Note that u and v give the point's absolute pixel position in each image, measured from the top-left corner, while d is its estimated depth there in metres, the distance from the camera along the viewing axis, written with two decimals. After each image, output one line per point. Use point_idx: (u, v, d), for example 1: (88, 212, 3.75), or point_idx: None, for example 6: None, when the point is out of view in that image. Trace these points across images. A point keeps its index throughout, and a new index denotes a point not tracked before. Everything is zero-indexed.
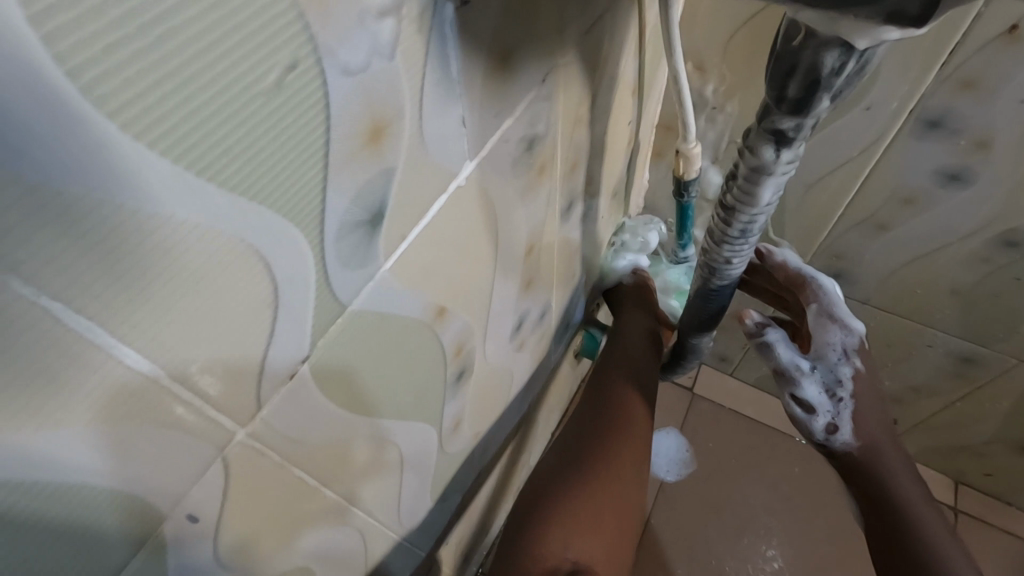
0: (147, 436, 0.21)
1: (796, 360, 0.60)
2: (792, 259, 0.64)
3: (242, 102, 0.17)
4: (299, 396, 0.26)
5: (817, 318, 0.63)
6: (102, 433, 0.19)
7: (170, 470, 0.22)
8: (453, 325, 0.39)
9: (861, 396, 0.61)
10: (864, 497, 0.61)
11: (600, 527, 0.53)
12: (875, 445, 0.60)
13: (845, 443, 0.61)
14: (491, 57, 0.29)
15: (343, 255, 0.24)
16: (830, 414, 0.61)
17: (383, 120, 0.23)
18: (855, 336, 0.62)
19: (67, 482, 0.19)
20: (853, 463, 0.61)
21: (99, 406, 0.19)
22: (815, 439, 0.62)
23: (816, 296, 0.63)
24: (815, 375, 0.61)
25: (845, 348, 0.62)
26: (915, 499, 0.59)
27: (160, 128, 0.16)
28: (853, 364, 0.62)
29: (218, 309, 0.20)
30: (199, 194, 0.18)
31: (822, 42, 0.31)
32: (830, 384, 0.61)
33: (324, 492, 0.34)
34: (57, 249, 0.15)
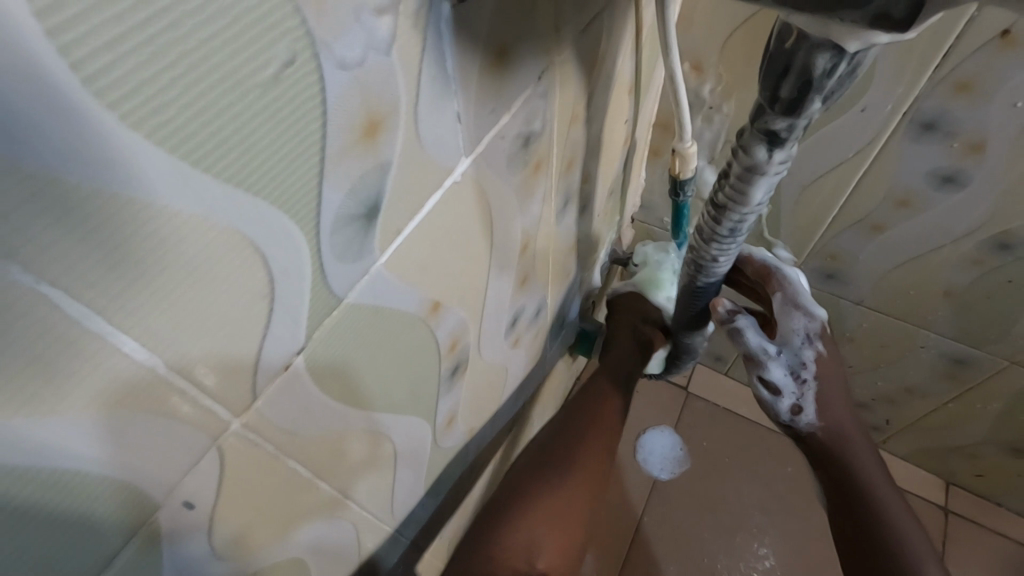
0: (145, 423, 0.21)
1: (764, 344, 0.59)
2: (758, 252, 0.63)
3: (240, 95, 0.18)
4: (295, 387, 0.27)
5: (782, 306, 0.61)
6: (93, 423, 0.19)
7: (166, 458, 0.23)
8: (449, 319, 0.39)
9: (824, 379, 0.61)
10: (829, 478, 0.61)
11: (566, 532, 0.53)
12: (839, 428, 0.61)
13: (809, 424, 0.61)
14: (487, 55, 0.29)
15: (338, 247, 0.25)
16: (795, 395, 0.61)
17: (379, 115, 0.23)
18: (817, 321, 0.61)
19: (58, 471, 0.19)
20: (817, 444, 0.61)
21: (99, 394, 0.19)
22: (780, 420, 0.62)
23: (781, 286, 0.61)
24: (780, 358, 0.60)
25: (808, 333, 0.61)
26: (879, 480, 0.59)
27: (158, 120, 0.16)
28: (815, 347, 0.61)
29: (214, 300, 0.21)
30: (196, 185, 0.18)
31: (815, 44, 0.31)
32: (795, 366, 0.60)
33: (319, 483, 0.34)
34: (47, 236, 0.15)
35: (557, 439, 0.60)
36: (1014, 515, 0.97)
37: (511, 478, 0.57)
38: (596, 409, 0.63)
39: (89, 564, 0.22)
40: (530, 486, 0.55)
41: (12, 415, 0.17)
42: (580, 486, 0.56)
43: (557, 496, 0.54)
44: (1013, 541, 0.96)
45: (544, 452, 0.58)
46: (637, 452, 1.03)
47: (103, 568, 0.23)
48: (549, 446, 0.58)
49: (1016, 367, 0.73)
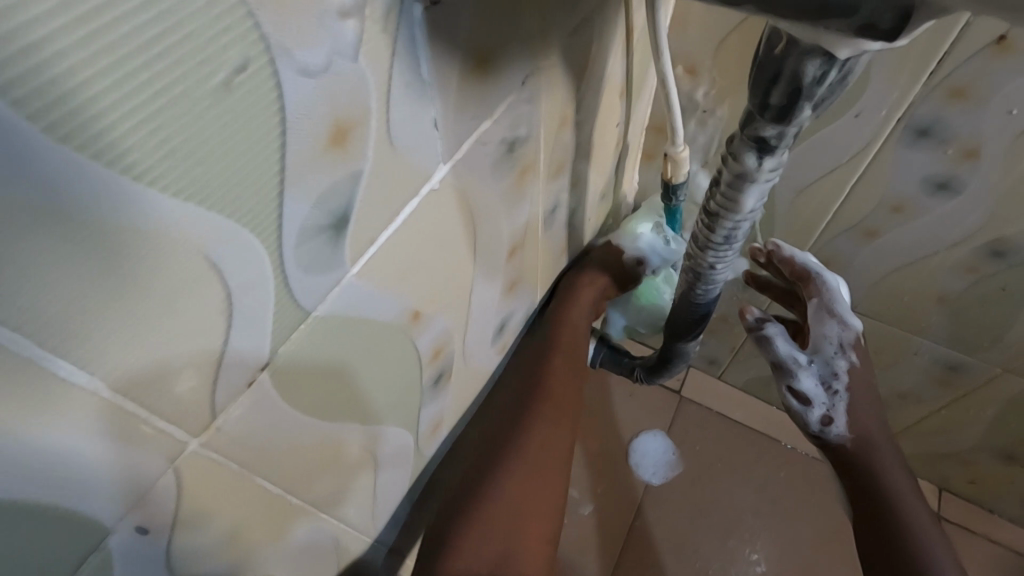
0: (87, 448, 0.20)
1: (794, 354, 0.59)
2: (800, 255, 0.62)
3: (188, 105, 0.16)
4: (261, 403, 0.26)
5: (817, 313, 0.62)
6: (95, 435, 0.20)
7: (124, 482, 0.22)
8: (430, 328, 0.38)
9: (855, 389, 0.61)
10: (855, 486, 0.60)
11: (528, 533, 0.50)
12: (869, 437, 0.60)
13: (840, 435, 0.61)
14: (467, 60, 0.28)
15: (304, 259, 0.24)
16: (825, 405, 0.61)
17: (347, 122, 0.22)
18: (851, 331, 0.62)
19: (46, 487, 0.19)
20: (845, 454, 0.61)
21: (32, 423, 0.18)
22: (810, 430, 0.62)
23: (819, 292, 0.61)
24: (811, 367, 0.61)
25: (842, 343, 0.62)
26: (906, 489, 0.58)
27: (91, 133, 0.15)
28: (848, 358, 0.62)
29: (163, 316, 0.19)
30: (142, 199, 0.17)
31: (805, 50, 0.30)
32: (826, 376, 0.61)
33: (291, 498, 0.33)
34: (42, 248, 0.15)
35: (500, 432, 0.55)
36: (1006, 521, 0.97)
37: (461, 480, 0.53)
38: (544, 397, 0.57)
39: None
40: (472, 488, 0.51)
41: (27, 417, 0.18)
42: (529, 485, 0.51)
43: (513, 494, 0.51)
44: (1004, 548, 0.96)
45: (489, 449, 0.54)
46: (630, 456, 1.03)
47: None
48: (494, 442, 0.54)
49: (1010, 375, 0.72)
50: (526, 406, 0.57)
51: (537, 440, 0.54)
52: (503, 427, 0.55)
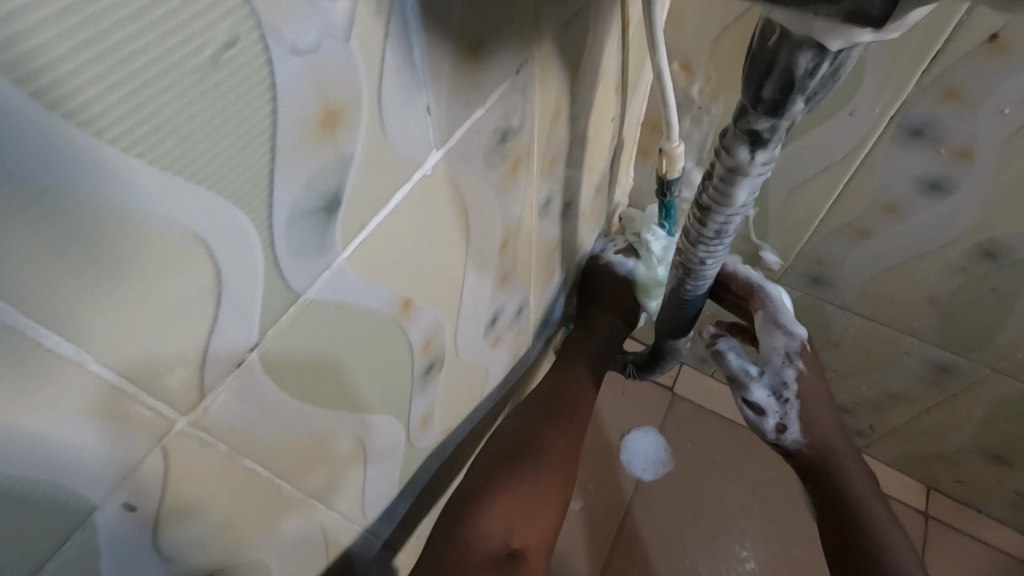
0: (70, 424, 0.20)
1: (745, 366, 0.63)
2: (743, 269, 0.66)
3: (176, 79, 0.17)
4: (249, 384, 0.26)
5: (764, 325, 0.64)
6: (89, 423, 0.20)
7: (106, 469, 0.22)
8: (421, 318, 0.38)
9: (807, 397, 0.61)
10: (818, 491, 0.60)
11: (537, 522, 0.54)
12: (825, 442, 0.60)
13: (795, 441, 0.61)
14: (459, 46, 0.28)
15: (294, 243, 0.24)
16: (778, 414, 0.62)
17: (339, 105, 0.22)
18: (797, 339, 0.62)
19: (38, 468, 0.19)
20: (805, 460, 0.61)
21: (15, 394, 0.18)
22: (767, 439, 0.63)
23: (762, 304, 0.64)
24: (762, 379, 0.62)
25: (788, 352, 0.62)
26: (866, 492, 0.58)
27: (78, 102, 0.15)
28: (796, 366, 0.62)
29: (154, 289, 0.19)
30: (125, 171, 0.17)
31: (797, 42, 0.31)
32: (776, 386, 0.62)
33: (281, 484, 0.33)
34: (41, 213, 0.16)
35: (522, 433, 0.59)
36: (993, 521, 0.97)
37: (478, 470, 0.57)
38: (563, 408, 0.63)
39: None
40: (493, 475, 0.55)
41: (25, 395, 0.18)
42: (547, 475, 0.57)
43: (528, 483, 0.55)
44: (992, 548, 0.96)
45: (509, 450, 0.58)
46: (622, 453, 1.03)
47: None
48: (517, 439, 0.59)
49: (998, 375, 0.73)
50: (547, 416, 0.62)
51: (556, 440, 0.60)
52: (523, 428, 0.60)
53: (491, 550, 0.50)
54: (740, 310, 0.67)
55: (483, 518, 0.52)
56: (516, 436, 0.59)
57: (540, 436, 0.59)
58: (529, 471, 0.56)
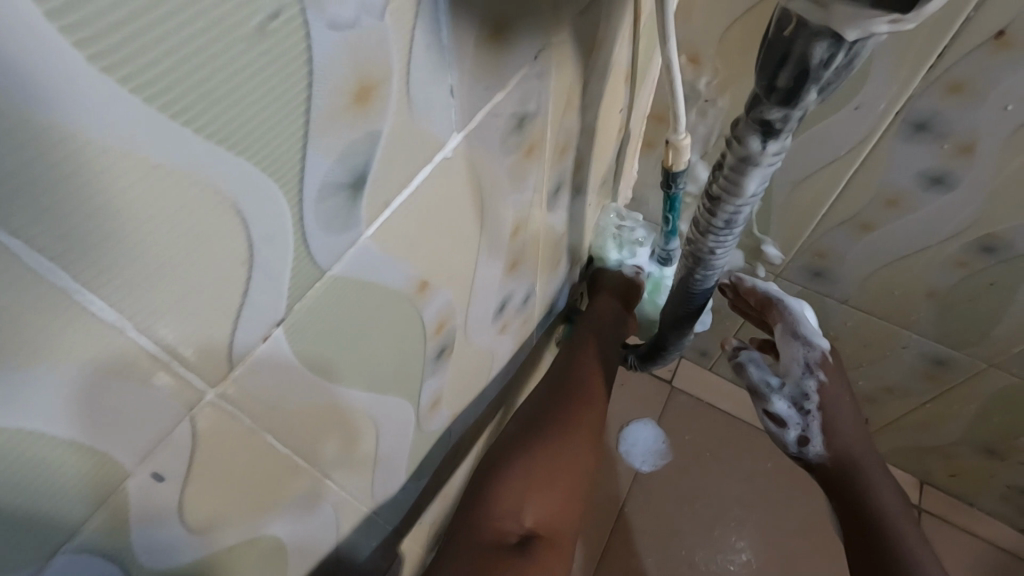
0: (114, 386, 0.20)
1: (765, 377, 0.64)
2: (760, 284, 0.66)
3: (221, 48, 0.17)
4: (273, 358, 0.26)
5: (782, 336, 0.65)
6: (133, 387, 0.21)
7: (108, 440, 0.21)
8: (436, 299, 0.38)
9: (830, 407, 0.62)
10: (842, 503, 0.61)
11: (561, 489, 0.55)
12: (848, 452, 0.62)
13: (818, 454, 0.63)
14: (485, 27, 0.28)
15: (323, 218, 0.24)
16: (800, 425, 0.63)
17: (370, 81, 0.22)
18: (817, 350, 0.63)
19: (15, 461, 0.19)
20: (828, 471, 0.63)
21: (81, 355, 0.19)
22: (789, 451, 0.65)
23: (782, 317, 0.65)
24: (782, 391, 0.64)
25: (808, 363, 0.63)
26: (893, 508, 0.59)
27: (135, 66, 0.15)
28: (817, 377, 0.63)
29: (192, 259, 0.20)
30: (174, 135, 0.17)
31: (814, 32, 0.31)
32: (797, 398, 0.63)
33: (296, 460, 0.33)
34: (91, 174, 0.16)
35: (544, 415, 0.60)
36: (983, 514, 0.99)
37: (493, 452, 0.57)
38: (578, 395, 0.63)
39: (28, 559, 0.21)
40: (504, 461, 0.56)
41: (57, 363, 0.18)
42: (564, 458, 0.57)
43: (541, 460, 0.56)
44: (980, 539, 0.98)
45: (529, 426, 0.59)
46: (620, 444, 1.04)
47: (55, 547, 0.22)
48: (534, 421, 0.60)
49: (993, 370, 0.74)
50: (563, 399, 0.62)
51: (578, 424, 0.60)
52: (543, 412, 0.61)
53: (502, 535, 0.51)
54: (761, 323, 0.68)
55: (498, 498, 0.53)
56: (538, 412, 0.61)
57: (557, 416, 0.60)
58: (545, 439, 0.58)
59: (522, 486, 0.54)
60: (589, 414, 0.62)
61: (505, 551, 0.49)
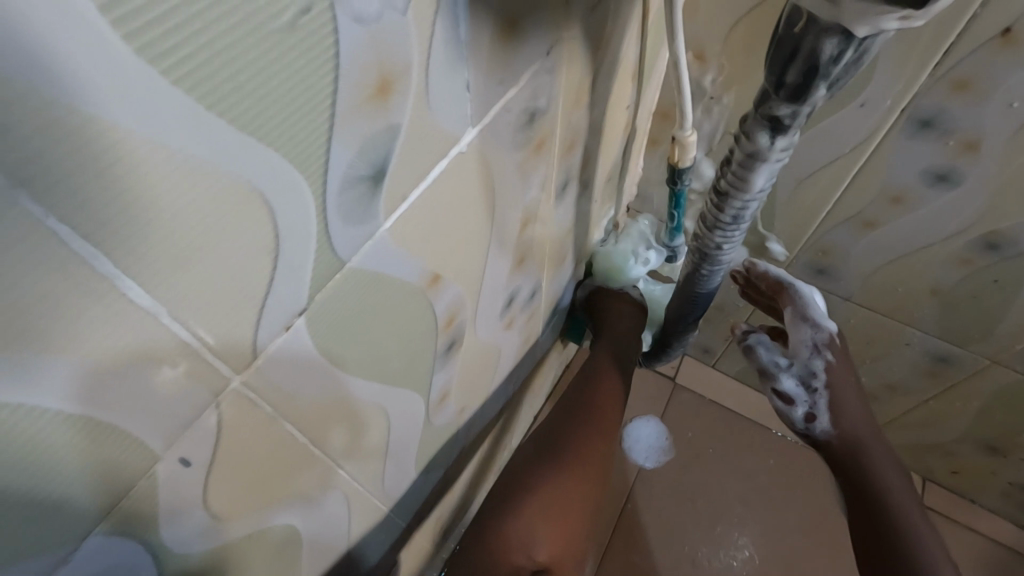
0: (130, 377, 0.20)
1: (774, 358, 0.66)
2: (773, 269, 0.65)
3: (256, 41, 0.17)
4: (294, 347, 0.26)
5: (791, 319, 0.65)
6: (160, 372, 0.21)
7: (135, 423, 0.21)
8: (447, 292, 0.39)
9: (837, 387, 0.63)
10: (849, 484, 0.62)
11: (564, 523, 0.55)
12: (856, 435, 0.62)
13: (825, 432, 0.63)
14: (499, 22, 0.28)
15: (344, 210, 0.24)
16: (807, 404, 0.64)
17: (391, 75, 0.23)
18: (825, 332, 0.63)
19: (52, 442, 0.19)
20: (835, 453, 0.63)
21: (115, 338, 0.19)
22: (797, 428, 0.65)
23: (791, 300, 0.64)
24: (790, 370, 0.65)
25: (816, 344, 0.63)
26: (900, 490, 0.60)
27: (173, 57, 0.16)
28: (825, 357, 0.63)
29: (222, 249, 0.20)
30: (208, 127, 0.18)
31: (824, 28, 0.31)
32: (805, 377, 0.64)
33: (312, 451, 0.34)
34: (133, 163, 0.16)
35: (555, 434, 0.61)
36: (985, 511, 1.00)
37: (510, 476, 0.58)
38: (592, 415, 0.63)
39: (58, 539, 0.21)
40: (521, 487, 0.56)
41: (71, 353, 0.18)
42: (576, 490, 0.57)
43: (553, 488, 0.56)
44: (981, 536, 0.99)
45: (545, 446, 0.60)
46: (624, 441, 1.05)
47: (87, 527, 0.22)
48: (550, 442, 0.60)
49: (997, 366, 0.75)
50: (572, 419, 0.63)
51: (592, 442, 0.61)
52: (558, 433, 0.61)
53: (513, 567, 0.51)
54: (770, 310, 0.68)
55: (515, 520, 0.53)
56: (552, 433, 0.62)
57: (571, 440, 0.60)
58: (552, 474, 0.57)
59: (533, 517, 0.54)
60: (597, 433, 0.62)
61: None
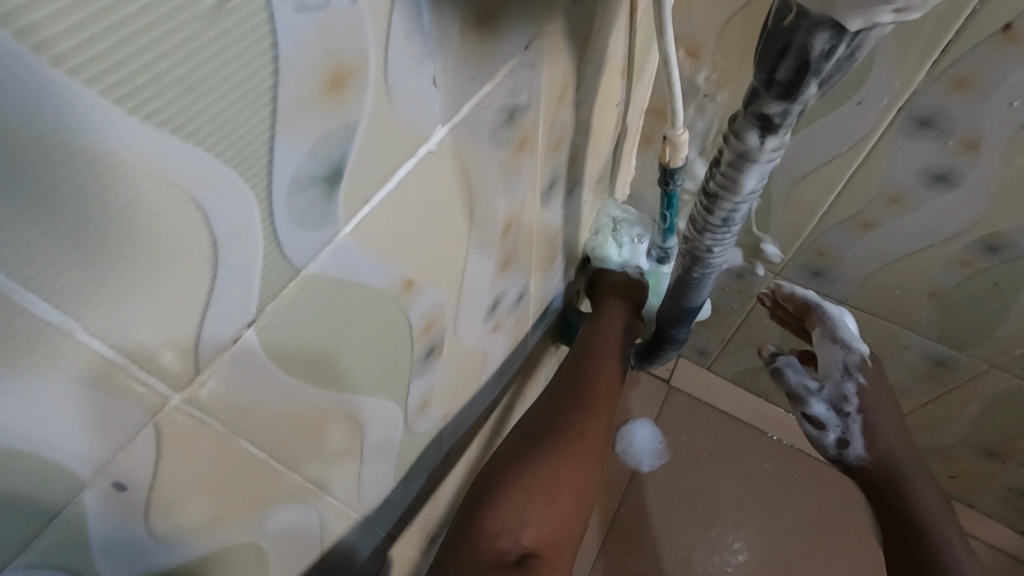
0: (95, 398, 0.20)
1: (803, 380, 0.65)
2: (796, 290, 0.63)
3: (174, 28, 0.16)
4: (245, 360, 0.25)
5: (820, 340, 0.64)
6: (90, 395, 0.20)
7: (57, 442, 0.20)
8: (423, 298, 0.37)
9: (870, 411, 0.62)
10: (883, 508, 0.60)
11: (563, 503, 0.54)
12: (891, 459, 0.61)
13: (859, 458, 0.62)
14: (470, 13, 0.27)
15: (296, 215, 0.23)
16: (839, 428, 0.63)
17: (345, 69, 0.21)
18: (857, 354, 0.62)
19: None
20: (870, 479, 0.62)
21: (34, 360, 0.18)
22: (829, 455, 0.64)
23: (819, 322, 0.64)
24: (821, 393, 0.64)
25: (847, 365, 0.62)
26: (936, 512, 0.58)
27: (70, 46, 0.14)
28: (857, 380, 0.62)
29: (149, 258, 0.19)
30: (121, 123, 0.16)
31: (815, 22, 0.30)
32: (836, 401, 0.63)
33: (275, 466, 0.32)
34: (27, 163, 0.15)
35: (546, 421, 0.60)
36: (983, 515, 0.98)
37: (501, 456, 0.56)
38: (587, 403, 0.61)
39: None
40: (508, 473, 0.54)
41: (67, 367, 0.19)
42: (568, 473, 0.55)
43: (540, 476, 0.54)
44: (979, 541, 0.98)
45: (529, 438, 0.58)
46: (618, 444, 1.03)
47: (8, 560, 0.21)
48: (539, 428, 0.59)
49: (997, 371, 0.73)
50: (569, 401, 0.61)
51: (582, 425, 0.59)
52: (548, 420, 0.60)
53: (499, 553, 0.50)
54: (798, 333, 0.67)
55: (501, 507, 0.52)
56: (544, 422, 0.59)
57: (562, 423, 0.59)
58: (537, 456, 0.55)
59: (522, 499, 0.52)
60: (599, 423, 0.61)
61: (504, 569, 0.49)
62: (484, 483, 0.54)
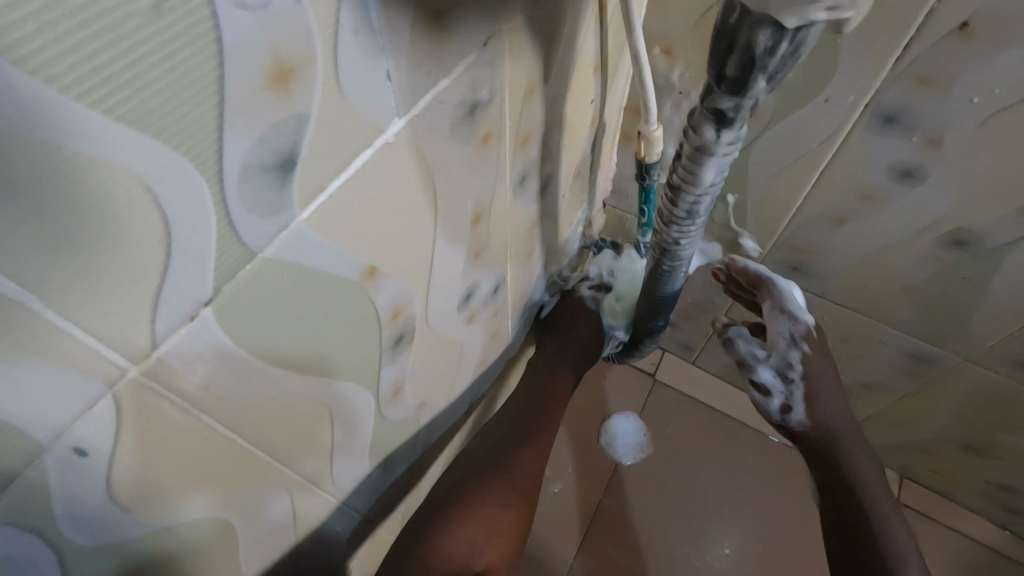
0: (69, 375, 0.22)
1: (752, 349, 0.67)
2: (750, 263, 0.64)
3: (116, 22, 0.17)
4: (206, 338, 0.26)
5: (769, 311, 0.65)
6: (59, 370, 0.22)
7: (29, 414, 0.22)
8: (388, 286, 0.39)
9: (814, 379, 0.63)
10: (820, 473, 0.62)
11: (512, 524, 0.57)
12: (831, 425, 0.63)
13: (800, 422, 0.64)
14: (421, 12, 0.28)
15: (248, 201, 0.24)
16: (783, 394, 0.65)
17: (290, 62, 0.23)
18: (802, 324, 0.64)
19: None
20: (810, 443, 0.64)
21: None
22: (773, 419, 0.67)
23: (770, 294, 0.65)
24: (767, 361, 0.66)
25: (793, 336, 0.64)
26: (871, 478, 0.60)
27: (16, 39, 0.15)
28: (801, 349, 0.64)
29: (103, 238, 0.20)
30: (65, 112, 0.17)
31: (757, 19, 0.31)
32: (781, 368, 0.65)
33: (244, 445, 0.34)
34: None
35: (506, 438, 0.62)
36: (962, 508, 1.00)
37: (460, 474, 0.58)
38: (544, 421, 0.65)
39: None
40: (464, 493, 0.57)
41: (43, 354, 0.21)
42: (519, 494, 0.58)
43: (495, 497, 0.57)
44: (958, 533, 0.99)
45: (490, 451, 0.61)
46: (603, 436, 1.04)
47: None
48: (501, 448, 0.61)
49: (970, 365, 0.74)
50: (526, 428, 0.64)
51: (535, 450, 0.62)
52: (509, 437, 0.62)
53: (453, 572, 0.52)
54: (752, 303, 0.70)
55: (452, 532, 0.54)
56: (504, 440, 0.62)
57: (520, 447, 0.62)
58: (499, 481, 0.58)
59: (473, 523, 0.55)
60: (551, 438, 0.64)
61: None
62: (438, 503, 0.56)
